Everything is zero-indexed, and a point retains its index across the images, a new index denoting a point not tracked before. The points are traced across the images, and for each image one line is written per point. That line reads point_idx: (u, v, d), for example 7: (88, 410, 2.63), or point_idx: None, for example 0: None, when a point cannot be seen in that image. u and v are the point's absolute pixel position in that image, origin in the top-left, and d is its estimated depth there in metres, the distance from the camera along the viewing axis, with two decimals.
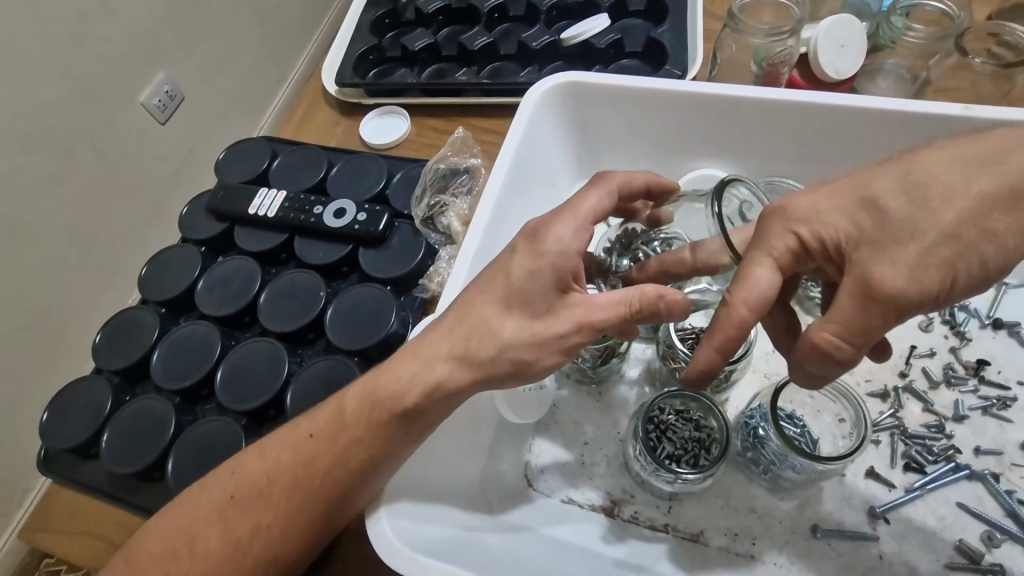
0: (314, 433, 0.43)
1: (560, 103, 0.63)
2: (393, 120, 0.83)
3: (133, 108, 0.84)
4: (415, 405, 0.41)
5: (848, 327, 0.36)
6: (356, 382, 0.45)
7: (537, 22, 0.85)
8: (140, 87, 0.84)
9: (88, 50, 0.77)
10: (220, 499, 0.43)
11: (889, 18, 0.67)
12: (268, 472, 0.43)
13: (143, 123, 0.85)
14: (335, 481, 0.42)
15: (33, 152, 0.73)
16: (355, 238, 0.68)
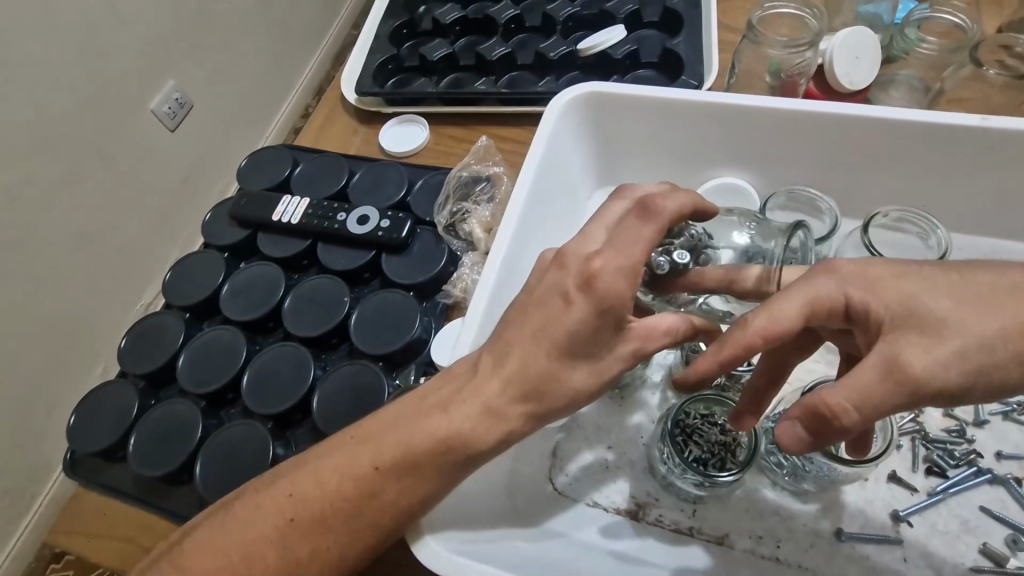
0: (380, 467, 0.39)
1: (581, 113, 0.64)
2: (411, 128, 0.85)
3: (143, 115, 0.85)
4: None
5: (863, 396, 0.33)
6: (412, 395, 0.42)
7: (553, 33, 0.87)
8: (150, 94, 0.86)
9: (101, 58, 0.79)
10: (279, 522, 0.39)
11: (903, 31, 0.69)
12: (331, 497, 0.39)
13: (153, 130, 0.87)
14: (403, 511, 0.39)
15: (48, 158, 0.75)
16: (378, 244, 0.69)
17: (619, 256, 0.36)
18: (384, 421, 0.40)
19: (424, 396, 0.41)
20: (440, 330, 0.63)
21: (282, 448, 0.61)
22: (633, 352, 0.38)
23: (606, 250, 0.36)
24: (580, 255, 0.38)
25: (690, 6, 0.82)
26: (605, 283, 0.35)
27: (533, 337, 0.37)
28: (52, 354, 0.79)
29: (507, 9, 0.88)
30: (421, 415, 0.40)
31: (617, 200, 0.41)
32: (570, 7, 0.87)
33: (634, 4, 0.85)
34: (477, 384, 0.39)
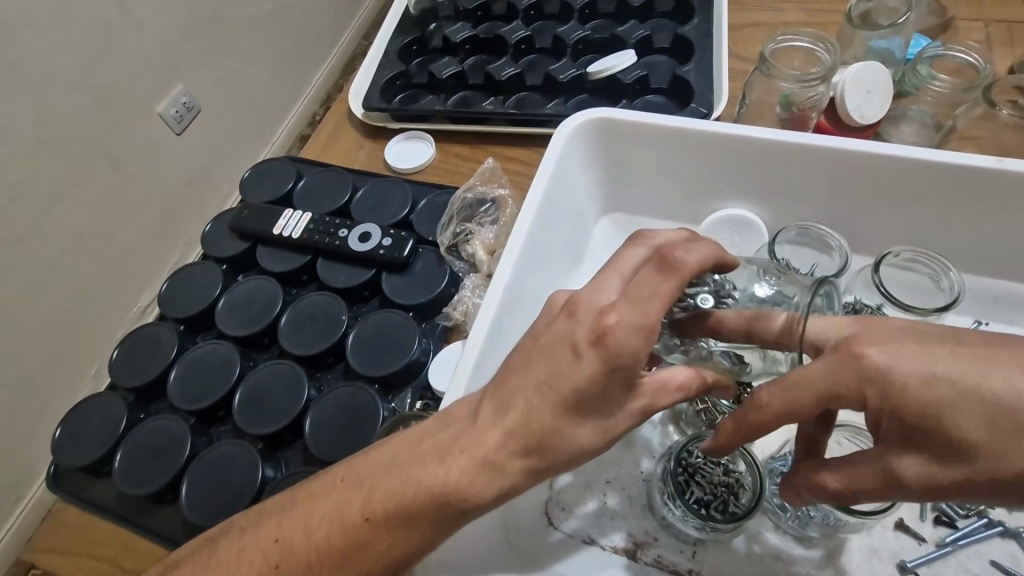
0: (371, 516, 0.37)
1: (589, 138, 0.63)
2: (417, 145, 0.84)
3: (150, 117, 0.84)
4: None
5: (838, 487, 0.36)
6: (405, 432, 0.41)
7: (563, 55, 0.87)
8: (158, 97, 0.85)
9: (111, 62, 0.78)
10: (263, 567, 0.37)
11: (915, 67, 0.68)
12: (317, 547, 0.37)
13: (159, 133, 0.86)
14: (394, 558, 0.37)
15: (51, 157, 0.74)
16: (379, 263, 0.68)
17: (634, 309, 0.34)
18: (381, 460, 0.38)
19: (422, 439, 0.39)
20: (439, 353, 0.62)
21: (272, 470, 0.58)
22: (644, 407, 0.37)
23: (620, 304, 0.34)
24: (594, 306, 0.36)
25: (701, 35, 0.82)
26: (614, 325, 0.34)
27: (537, 375, 0.36)
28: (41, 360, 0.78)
29: (517, 30, 0.89)
30: (417, 455, 0.38)
31: (633, 246, 0.39)
32: (581, 31, 0.87)
33: (645, 30, 0.86)
34: (479, 434, 0.37)
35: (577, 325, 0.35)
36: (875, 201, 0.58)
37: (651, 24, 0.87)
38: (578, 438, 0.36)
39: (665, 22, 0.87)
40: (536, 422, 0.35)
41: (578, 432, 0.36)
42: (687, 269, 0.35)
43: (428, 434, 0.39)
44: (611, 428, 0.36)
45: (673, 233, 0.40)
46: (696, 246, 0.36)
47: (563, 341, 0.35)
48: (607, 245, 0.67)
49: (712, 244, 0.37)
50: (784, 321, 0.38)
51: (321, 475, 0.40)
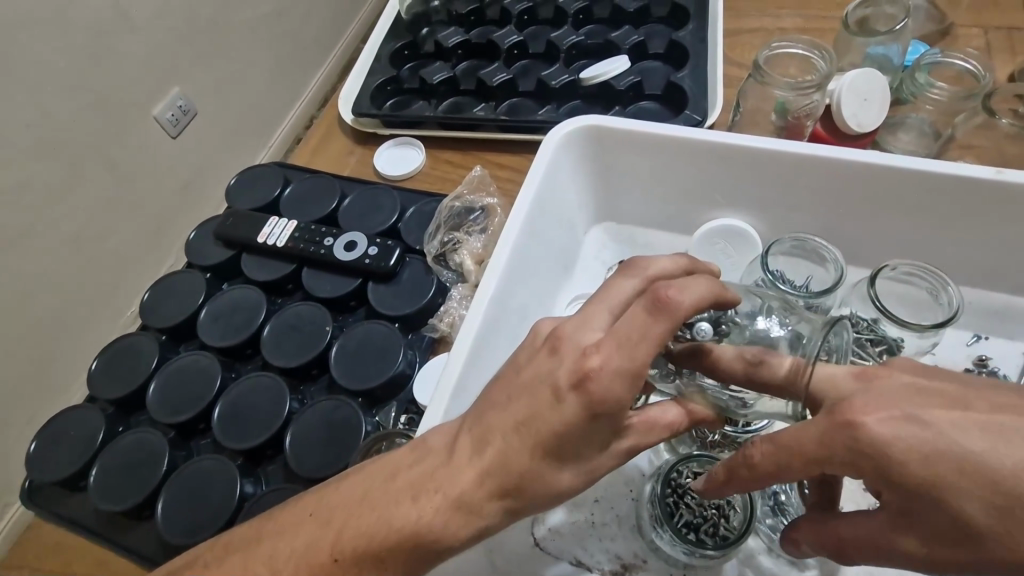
0: (340, 558, 0.35)
1: (580, 146, 0.62)
2: (407, 151, 0.83)
3: (145, 121, 0.83)
4: None
5: (827, 542, 0.36)
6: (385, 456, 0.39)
7: (556, 61, 0.85)
8: (154, 101, 0.83)
9: (104, 66, 0.77)
10: None
11: (913, 74, 0.67)
12: None
13: (154, 137, 0.84)
14: None
15: (41, 162, 0.72)
16: (365, 272, 0.66)
17: (624, 350, 0.32)
18: (360, 490, 0.37)
19: (395, 474, 0.37)
20: (426, 365, 0.61)
21: (252, 486, 0.57)
22: (631, 448, 0.35)
23: (607, 341, 0.32)
24: (578, 344, 0.34)
25: (696, 40, 0.81)
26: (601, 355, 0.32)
27: (514, 415, 0.34)
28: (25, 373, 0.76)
29: (510, 35, 0.87)
30: (394, 486, 0.36)
31: (624, 279, 0.36)
32: (574, 36, 0.86)
33: (639, 36, 0.84)
34: (454, 469, 0.35)
35: (560, 365, 0.33)
36: (871, 212, 0.56)
37: (645, 29, 0.86)
38: (558, 477, 0.34)
39: (660, 27, 0.86)
40: (514, 460, 0.34)
41: (561, 470, 0.34)
42: (683, 310, 0.32)
43: (405, 467, 0.37)
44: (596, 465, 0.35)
45: (669, 263, 0.37)
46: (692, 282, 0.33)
47: (545, 371, 0.34)
48: (597, 256, 0.66)
49: (711, 280, 0.34)
50: (790, 367, 0.36)
51: (295, 506, 0.39)
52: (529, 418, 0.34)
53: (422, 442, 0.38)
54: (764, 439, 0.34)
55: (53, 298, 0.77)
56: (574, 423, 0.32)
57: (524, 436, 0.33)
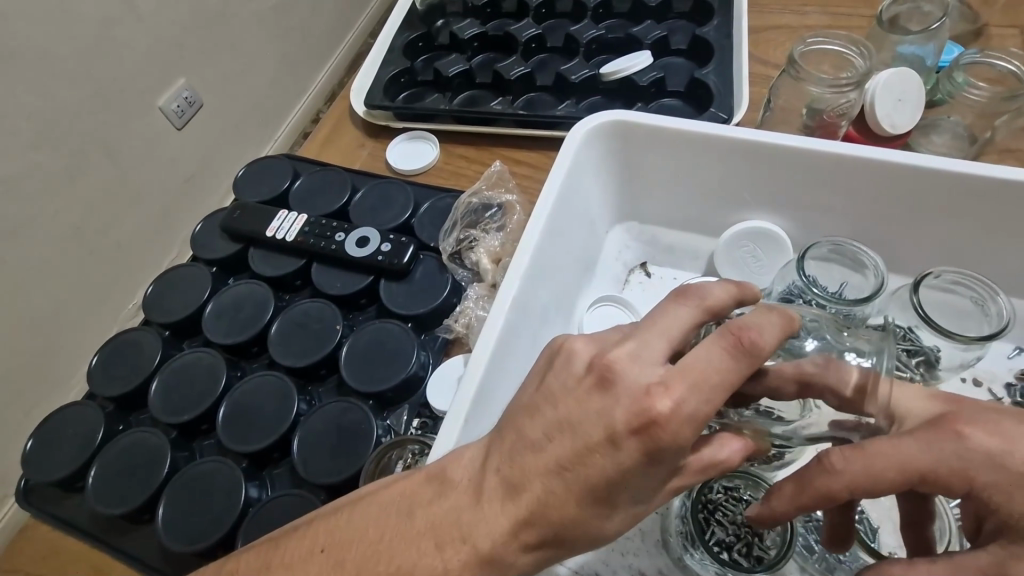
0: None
1: (603, 142, 0.59)
2: (421, 145, 0.80)
3: (150, 112, 0.81)
4: None
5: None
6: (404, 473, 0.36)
7: (575, 55, 0.83)
8: (159, 91, 0.81)
9: (110, 54, 0.74)
10: None
11: (951, 73, 0.64)
12: None
13: (159, 128, 0.82)
14: None
15: (43, 153, 0.70)
16: (377, 269, 0.64)
17: (696, 394, 0.30)
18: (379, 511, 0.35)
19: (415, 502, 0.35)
20: (438, 367, 0.58)
21: (256, 490, 0.55)
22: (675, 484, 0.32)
23: (676, 382, 0.30)
24: (636, 380, 0.31)
25: (720, 36, 0.78)
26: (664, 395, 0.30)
27: (556, 455, 0.31)
28: (20, 371, 0.73)
29: (528, 28, 0.85)
30: (419, 516, 0.34)
31: (676, 305, 0.34)
32: (594, 30, 0.83)
33: (661, 31, 0.82)
34: (482, 497, 0.33)
35: (615, 404, 0.31)
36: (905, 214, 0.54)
37: (667, 24, 0.83)
38: (598, 519, 0.31)
39: (682, 22, 0.83)
40: (554, 509, 0.31)
41: (597, 511, 0.31)
42: (765, 354, 0.31)
43: (429, 499, 0.34)
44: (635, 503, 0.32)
45: (724, 291, 0.35)
46: (768, 321, 0.32)
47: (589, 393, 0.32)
48: (618, 256, 0.64)
49: (783, 314, 0.33)
50: (859, 379, 0.35)
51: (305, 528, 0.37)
52: (566, 445, 0.31)
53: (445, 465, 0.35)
54: (845, 450, 0.31)
55: (53, 292, 0.74)
56: (618, 455, 0.30)
57: (561, 472, 0.31)
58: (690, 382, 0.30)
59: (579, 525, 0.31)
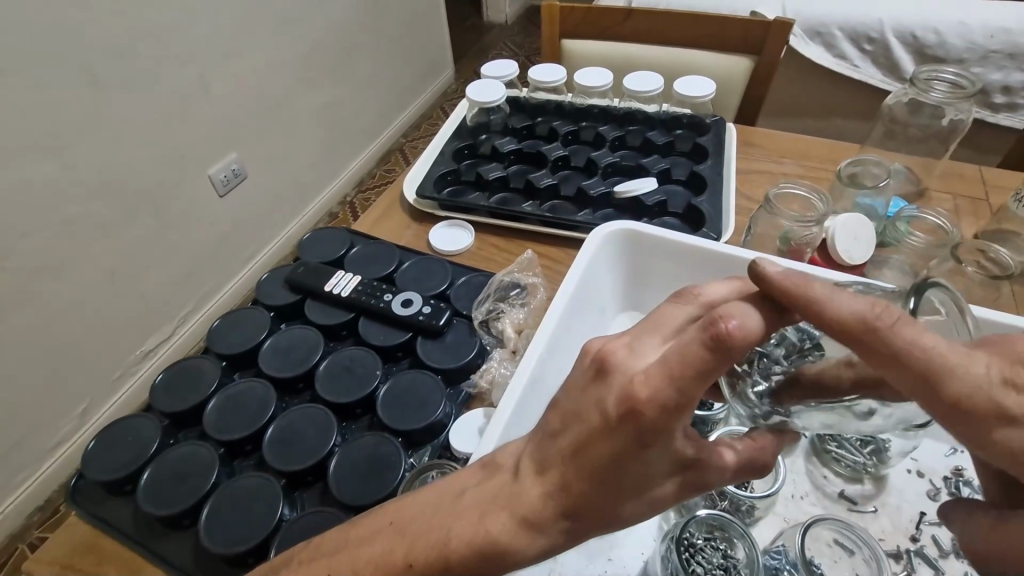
0: (411, 565, 0.40)
1: (618, 245, 0.73)
2: (459, 232, 0.95)
3: (179, 224, 1.41)
4: (457, 550, 0.39)
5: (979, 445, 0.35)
6: (444, 514, 0.42)
7: (594, 174, 1.00)
8: (193, 209, 1.44)
9: (65, 147, 1.14)
10: None
11: (895, 223, 0.83)
12: None
13: (199, 238, 1.48)
14: None
15: (79, 229, 1.20)
16: (416, 327, 0.75)
17: (671, 389, 0.33)
18: (422, 524, 0.42)
19: (447, 542, 0.40)
20: (460, 416, 0.66)
21: (287, 508, 0.61)
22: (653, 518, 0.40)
23: (653, 375, 0.34)
24: (629, 376, 0.36)
25: (713, 173, 0.97)
26: (649, 412, 0.34)
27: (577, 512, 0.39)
28: (67, 378, 1.25)
29: (557, 149, 1.03)
30: (451, 551, 0.40)
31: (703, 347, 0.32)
32: (610, 157, 1.02)
33: (665, 164, 1.00)
34: (508, 555, 0.39)
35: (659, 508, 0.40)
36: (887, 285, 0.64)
37: (670, 159, 1.02)
38: (619, 507, 0.38)
39: (683, 159, 1.02)
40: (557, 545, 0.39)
41: (627, 511, 0.38)
42: (740, 340, 0.32)
43: (468, 538, 0.39)
44: (653, 498, 0.39)
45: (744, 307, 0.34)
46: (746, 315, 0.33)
47: (593, 417, 0.36)
48: None
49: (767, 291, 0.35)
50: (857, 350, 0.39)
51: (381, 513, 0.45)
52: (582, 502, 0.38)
53: (507, 555, 0.39)
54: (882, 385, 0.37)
55: (32, 310, 1.16)
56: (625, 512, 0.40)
57: (587, 463, 0.37)
58: (674, 406, 0.33)
59: (602, 509, 0.38)
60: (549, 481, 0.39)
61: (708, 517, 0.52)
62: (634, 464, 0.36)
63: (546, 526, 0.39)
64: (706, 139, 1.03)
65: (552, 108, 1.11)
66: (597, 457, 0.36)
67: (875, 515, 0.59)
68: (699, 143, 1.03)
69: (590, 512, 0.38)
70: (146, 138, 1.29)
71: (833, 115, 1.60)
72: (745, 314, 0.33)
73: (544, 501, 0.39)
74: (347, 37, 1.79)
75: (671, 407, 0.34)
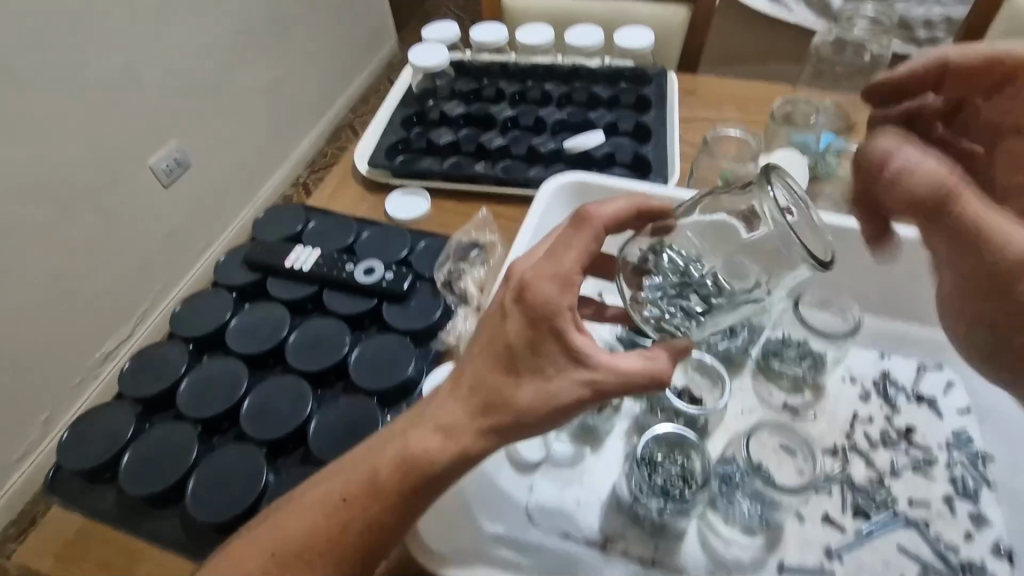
0: (347, 497, 0.48)
1: (568, 198, 0.76)
2: (415, 199, 0.96)
3: (125, 218, 1.37)
4: (389, 469, 0.48)
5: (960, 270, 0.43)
6: (383, 444, 0.50)
7: (543, 133, 1.02)
8: (138, 200, 1.39)
9: None
10: (264, 557, 0.48)
11: (825, 157, 0.87)
12: (285, 536, 0.49)
13: (149, 230, 1.43)
14: (364, 539, 0.48)
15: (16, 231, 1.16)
16: (381, 293, 0.77)
17: (550, 266, 0.46)
18: (362, 459, 0.50)
19: (381, 462, 0.49)
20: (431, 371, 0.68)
21: (271, 476, 0.63)
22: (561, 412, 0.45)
23: (541, 263, 0.47)
24: (520, 273, 0.48)
25: (657, 123, 1.00)
26: (534, 295, 0.45)
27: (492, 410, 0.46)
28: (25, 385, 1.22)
29: (505, 111, 1.04)
30: (382, 472, 0.48)
31: (575, 231, 0.47)
32: (557, 115, 1.03)
33: (611, 118, 1.02)
34: (432, 459, 0.47)
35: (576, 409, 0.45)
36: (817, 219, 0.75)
37: (616, 112, 1.04)
38: (520, 400, 0.45)
39: (629, 111, 1.04)
40: (472, 447, 0.46)
41: (528, 402, 0.45)
42: (597, 222, 0.47)
43: (399, 453, 0.48)
44: (556, 395, 0.45)
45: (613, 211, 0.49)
46: (610, 209, 0.49)
47: (494, 312, 0.48)
48: None
49: (630, 201, 0.50)
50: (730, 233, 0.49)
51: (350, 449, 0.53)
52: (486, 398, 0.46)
53: (431, 460, 0.47)
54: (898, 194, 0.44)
55: None
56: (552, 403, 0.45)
57: (492, 358, 0.46)
58: (555, 277, 0.45)
59: (509, 405, 0.45)
60: (464, 388, 0.48)
61: (665, 436, 0.58)
62: (527, 350, 0.45)
63: (462, 430, 0.46)
64: (648, 90, 1.05)
65: (497, 70, 1.11)
66: (501, 358, 0.46)
67: (815, 421, 0.65)
68: (643, 95, 1.05)
69: (501, 412, 0.45)
70: (78, 131, 1.23)
71: (771, 61, 1.65)
72: (607, 210, 0.48)
73: (470, 410, 0.47)
74: (282, 11, 1.73)
75: (550, 279, 0.45)
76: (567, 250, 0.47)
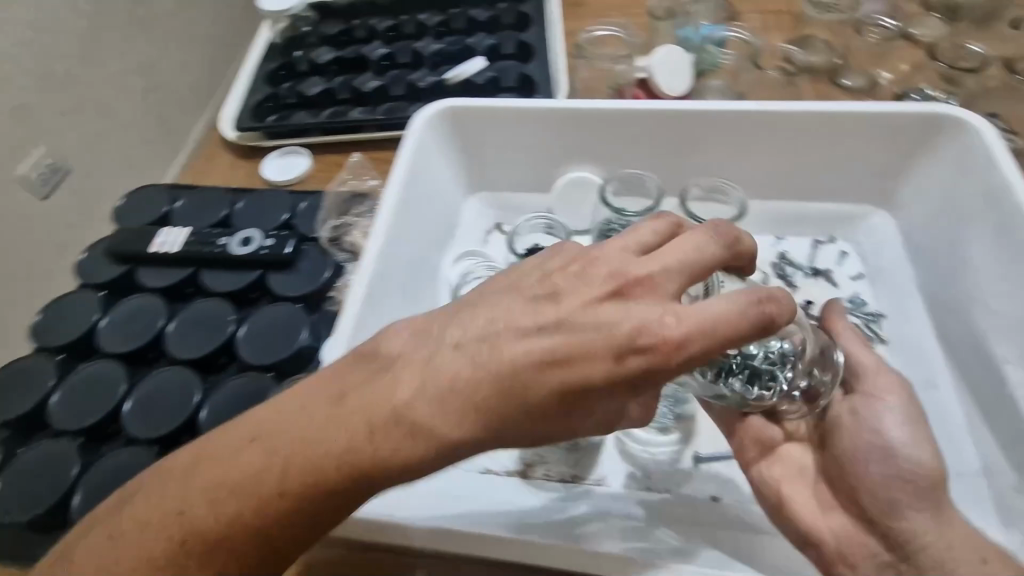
0: (286, 491, 0.39)
1: (443, 126, 0.72)
2: (294, 158, 0.88)
3: None
4: (343, 471, 0.39)
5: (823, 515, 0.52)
6: (352, 421, 0.39)
7: (421, 66, 0.95)
8: None
9: None
10: (169, 544, 0.39)
11: (705, 49, 0.87)
12: (210, 513, 0.39)
13: None
14: (288, 530, 0.40)
15: None
16: (263, 263, 0.71)
17: (701, 333, 0.38)
18: (318, 430, 0.39)
19: (351, 442, 0.39)
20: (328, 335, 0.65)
21: None
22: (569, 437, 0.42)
23: (690, 321, 0.37)
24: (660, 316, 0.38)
25: (539, 40, 0.95)
26: (654, 337, 0.37)
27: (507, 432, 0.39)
28: None
29: (378, 49, 0.96)
30: (338, 464, 0.39)
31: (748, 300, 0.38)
32: (435, 45, 0.96)
33: (492, 40, 0.96)
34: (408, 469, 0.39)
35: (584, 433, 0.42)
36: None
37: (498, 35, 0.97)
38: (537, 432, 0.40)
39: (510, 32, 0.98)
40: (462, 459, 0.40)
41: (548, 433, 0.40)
42: (778, 324, 0.39)
43: (369, 446, 0.38)
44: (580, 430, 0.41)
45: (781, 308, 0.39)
46: (780, 300, 0.39)
47: (593, 339, 0.38)
48: (475, 222, 0.76)
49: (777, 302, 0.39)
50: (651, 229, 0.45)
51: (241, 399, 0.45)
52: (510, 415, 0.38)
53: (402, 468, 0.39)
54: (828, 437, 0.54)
55: None
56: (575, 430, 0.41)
57: (557, 377, 0.38)
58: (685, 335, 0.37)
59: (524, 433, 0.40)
60: (491, 388, 0.38)
61: None
62: (598, 390, 0.38)
63: (445, 426, 0.38)
64: (527, 7, 0.99)
65: (365, 7, 1.02)
66: (497, 368, 0.38)
67: None
68: (522, 12, 0.99)
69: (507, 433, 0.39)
70: None
71: None
72: (775, 302, 0.39)
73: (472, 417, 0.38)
74: None
75: (686, 341, 0.37)
76: (756, 317, 0.38)
